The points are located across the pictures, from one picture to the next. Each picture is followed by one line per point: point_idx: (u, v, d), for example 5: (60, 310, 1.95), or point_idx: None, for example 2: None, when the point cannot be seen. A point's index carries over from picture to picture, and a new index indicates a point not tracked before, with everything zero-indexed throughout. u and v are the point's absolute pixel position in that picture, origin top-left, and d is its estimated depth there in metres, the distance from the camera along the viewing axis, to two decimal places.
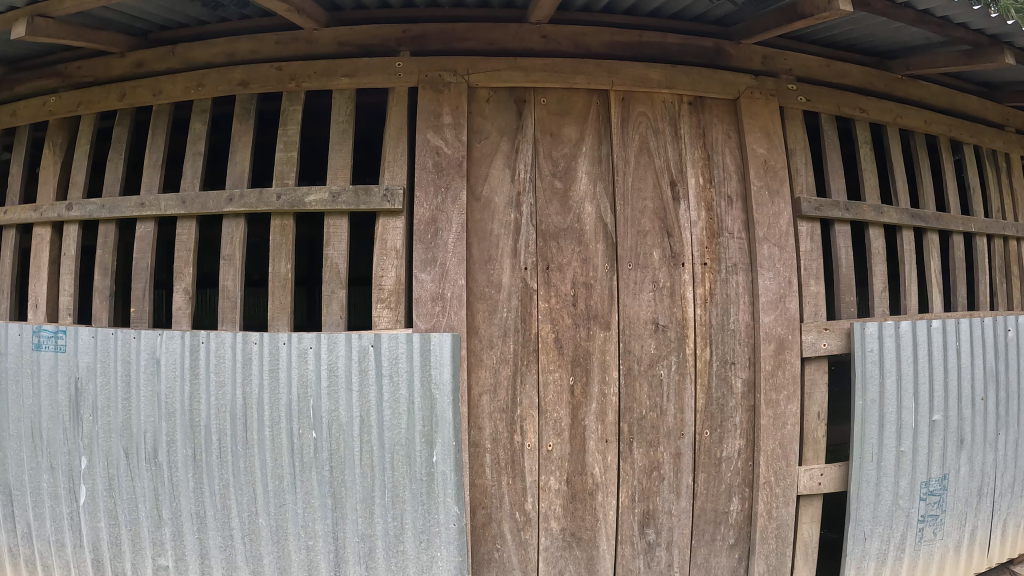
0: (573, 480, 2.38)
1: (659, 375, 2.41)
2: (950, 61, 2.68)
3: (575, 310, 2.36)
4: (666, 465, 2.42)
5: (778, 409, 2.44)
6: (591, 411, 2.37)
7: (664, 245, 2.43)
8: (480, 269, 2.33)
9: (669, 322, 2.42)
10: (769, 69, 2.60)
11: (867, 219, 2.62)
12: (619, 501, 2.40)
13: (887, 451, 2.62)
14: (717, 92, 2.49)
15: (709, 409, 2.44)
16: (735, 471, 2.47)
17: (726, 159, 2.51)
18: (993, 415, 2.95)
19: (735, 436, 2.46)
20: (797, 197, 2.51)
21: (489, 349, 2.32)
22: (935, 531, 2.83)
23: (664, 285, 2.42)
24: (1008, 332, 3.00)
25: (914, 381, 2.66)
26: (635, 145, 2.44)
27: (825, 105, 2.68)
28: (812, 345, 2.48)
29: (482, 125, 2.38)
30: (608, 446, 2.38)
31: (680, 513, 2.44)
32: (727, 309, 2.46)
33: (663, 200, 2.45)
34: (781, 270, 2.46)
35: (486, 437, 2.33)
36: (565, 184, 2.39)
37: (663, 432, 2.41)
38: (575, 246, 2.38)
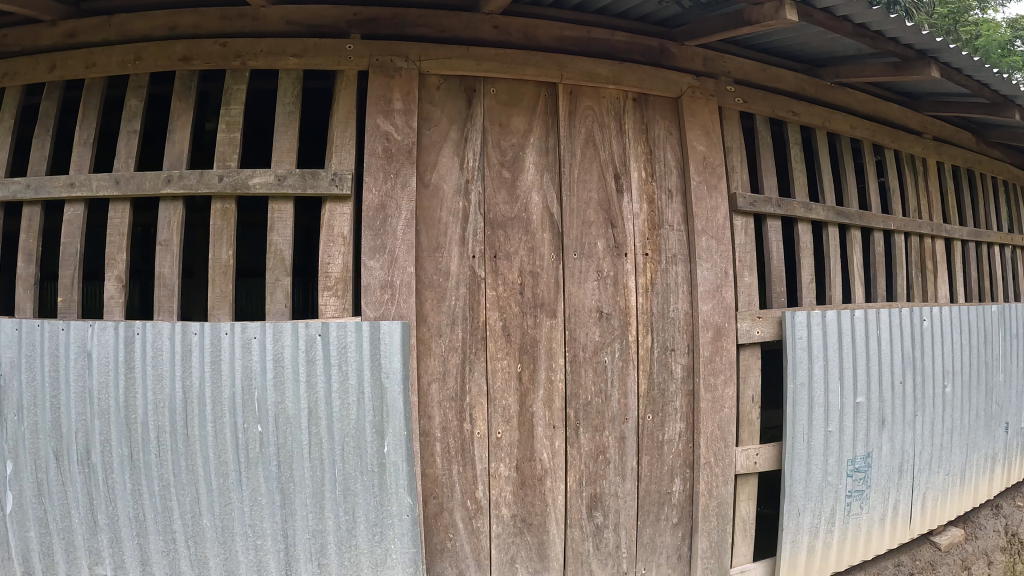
0: (522, 466, 2.42)
1: (603, 361, 2.48)
2: (879, 72, 2.89)
3: (523, 298, 2.41)
4: (612, 449, 2.50)
5: (716, 393, 2.55)
6: (540, 398, 2.43)
7: (609, 236, 2.51)
8: (428, 257, 2.35)
9: (612, 310, 2.50)
10: (710, 70, 2.72)
11: (797, 215, 2.76)
12: (567, 485, 2.46)
13: (817, 431, 2.77)
14: (660, 90, 2.59)
15: (651, 394, 2.53)
16: (677, 453, 2.56)
17: (668, 155, 2.62)
18: (911, 397, 3.16)
19: (676, 420, 2.56)
20: (732, 192, 2.64)
21: (438, 337, 2.34)
22: (861, 505, 3.00)
23: (607, 273, 2.50)
24: (924, 321, 3.22)
25: (840, 366, 2.82)
26: (581, 138, 2.52)
27: (760, 106, 2.82)
28: (747, 332, 2.61)
29: (432, 112, 2.41)
30: (555, 432, 2.44)
31: (626, 497, 2.52)
32: (668, 298, 2.56)
33: (608, 192, 2.53)
34: (718, 261, 2.58)
35: (436, 426, 2.35)
36: (513, 173, 2.45)
37: (609, 417, 2.49)
38: (522, 235, 2.43)
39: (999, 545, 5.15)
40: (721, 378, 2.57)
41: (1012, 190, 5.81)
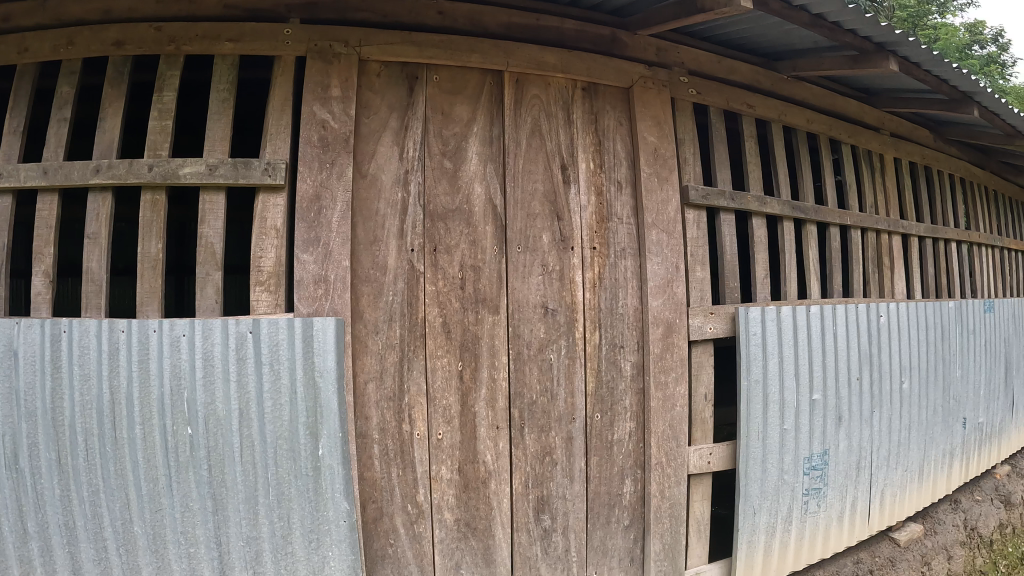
0: (465, 469, 2.33)
1: (549, 359, 2.41)
2: (837, 65, 2.84)
3: (464, 294, 2.33)
4: (559, 450, 2.42)
5: (668, 391, 2.49)
6: (482, 397, 2.34)
7: (554, 229, 2.43)
8: (364, 251, 2.25)
9: (558, 306, 2.42)
10: (663, 61, 2.66)
11: (751, 209, 2.72)
12: (512, 487, 2.37)
13: (772, 429, 2.72)
14: (612, 80, 2.52)
15: (600, 393, 2.46)
16: (627, 453, 2.50)
17: (618, 146, 2.54)
18: (868, 393, 3.13)
19: (625, 419, 2.49)
20: (684, 184, 2.58)
21: (375, 334, 2.25)
22: (819, 503, 2.96)
23: (552, 268, 2.42)
24: (880, 317, 3.20)
25: (795, 362, 2.77)
26: (527, 127, 2.43)
27: (714, 98, 2.77)
28: (699, 328, 2.56)
29: (371, 100, 2.31)
30: (499, 433, 2.35)
31: (575, 499, 2.44)
32: (616, 293, 2.49)
33: (554, 183, 2.45)
34: (669, 255, 2.52)
35: (374, 427, 2.25)
36: (455, 164, 2.36)
37: (555, 417, 2.41)
38: (463, 227, 2.34)
39: (958, 539, 5.23)
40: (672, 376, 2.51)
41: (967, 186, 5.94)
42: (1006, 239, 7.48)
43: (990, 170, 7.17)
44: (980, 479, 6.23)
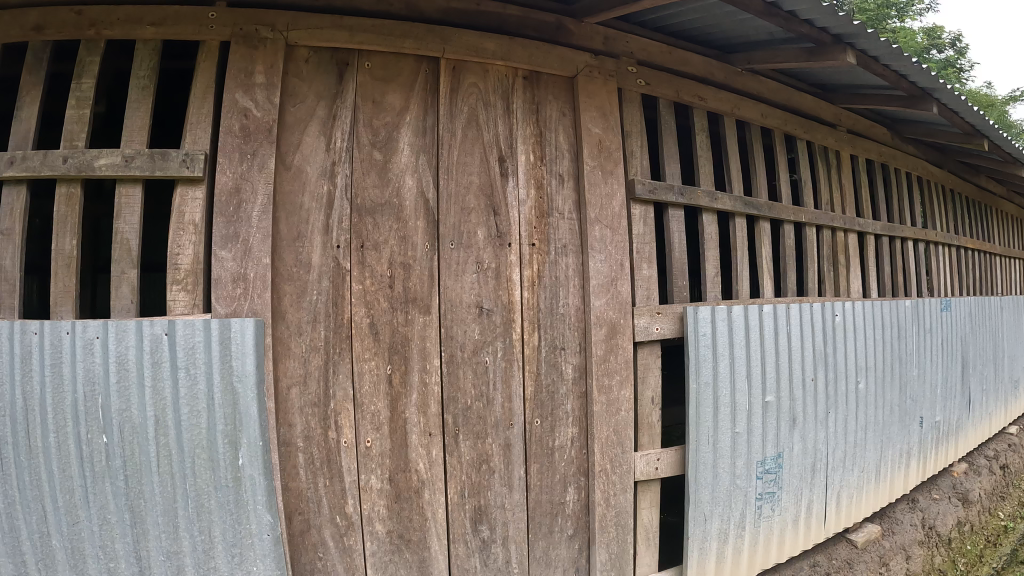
0: (396, 477, 2.24)
1: (484, 362, 2.33)
2: (793, 58, 2.81)
3: (392, 293, 2.24)
4: (496, 458, 2.34)
5: (612, 394, 2.43)
6: (412, 403, 2.25)
7: (490, 223, 2.35)
8: (287, 247, 2.15)
9: (493, 306, 2.34)
10: (611, 49, 2.57)
11: (701, 204, 2.70)
12: (448, 498, 2.29)
13: (723, 432, 2.65)
14: (556, 69, 2.43)
15: (539, 398, 2.39)
16: (569, 460, 2.44)
17: (560, 138, 2.47)
18: (823, 394, 3.10)
19: (567, 424, 2.43)
20: (631, 178, 2.54)
21: (298, 336, 2.15)
22: (773, 507, 2.89)
23: (487, 266, 2.34)
24: (835, 317, 3.17)
25: (747, 363, 2.71)
26: (464, 118, 2.35)
27: (664, 90, 2.72)
28: (645, 328, 2.51)
29: (298, 88, 2.20)
30: (432, 440, 2.27)
31: (514, 508, 2.37)
32: (557, 292, 2.42)
33: (490, 175, 2.37)
34: (612, 252, 2.46)
35: (298, 435, 2.15)
36: (385, 154, 2.26)
37: (491, 423, 2.33)
38: (393, 223, 2.25)
39: (916, 538, 5.30)
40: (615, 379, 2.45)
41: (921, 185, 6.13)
42: (963, 239, 7.63)
43: (945, 170, 7.27)
44: (938, 478, 6.29)
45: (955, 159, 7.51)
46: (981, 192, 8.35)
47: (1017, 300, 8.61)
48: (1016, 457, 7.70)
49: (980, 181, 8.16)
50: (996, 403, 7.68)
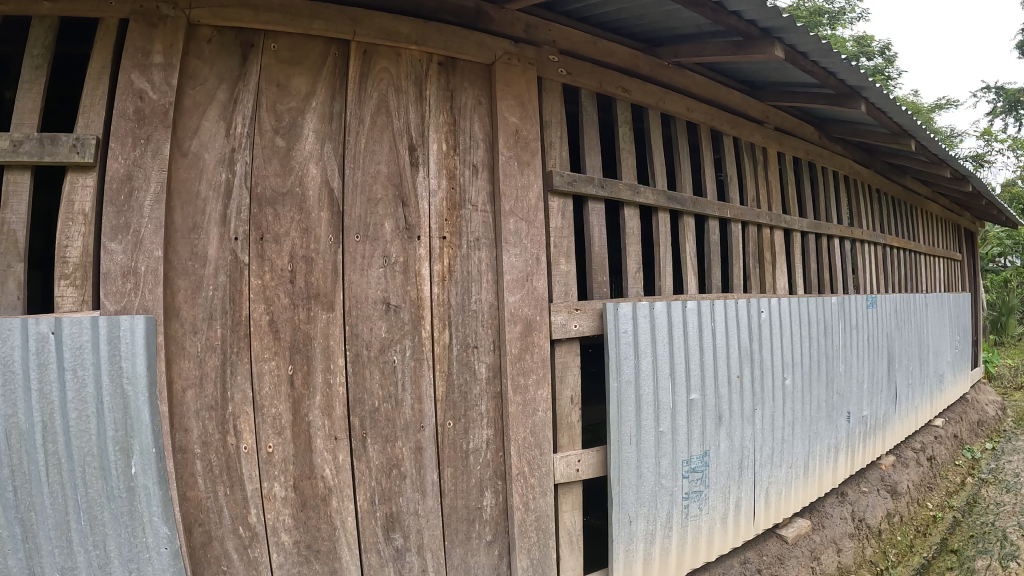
0: (302, 485, 2.56)
1: (391, 360, 2.72)
2: (723, 49, 3.31)
3: (294, 289, 2.57)
4: (406, 462, 2.74)
5: (529, 395, 2.91)
6: (315, 405, 2.59)
7: (396, 217, 2.76)
8: (183, 240, 2.39)
9: (400, 303, 2.74)
10: (531, 36, 3.01)
11: (619, 193, 3.45)
12: (358, 504, 2.65)
13: (646, 436, 3.45)
14: (478, 57, 2.87)
15: (453, 398, 2.83)
16: (485, 466, 2.90)
17: (475, 127, 2.94)
18: (746, 391, 4.20)
19: (481, 427, 2.89)
20: (549, 171, 3.03)
21: (193, 335, 2.42)
22: (697, 501, 3.82)
23: (394, 261, 2.74)
24: (758, 314, 4.33)
25: (667, 367, 3.56)
26: (373, 103, 2.72)
27: (585, 77, 3.30)
28: (562, 326, 3.05)
29: (199, 69, 2.46)
30: (337, 444, 2.62)
31: (428, 513, 2.78)
32: (468, 286, 2.88)
33: (399, 165, 2.78)
34: (528, 246, 2.92)
35: (195, 440, 2.41)
36: (286, 141, 2.59)
37: (400, 426, 2.73)
38: (294, 212, 2.57)
39: (847, 531, 5.60)
40: (532, 379, 2.93)
41: (825, 179, 6.70)
42: (889, 237, 7.97)
43: (872, 170, 7.71)
44: (867, 471, 6.60)
45: (882, 159, 7.87)
46: (908, 193, 8.59)
47: (943, 298, 9.02)
48: (945, 449, 8.02)
49: (905, 182, 8.51)
50: (923, 396, 8.00)
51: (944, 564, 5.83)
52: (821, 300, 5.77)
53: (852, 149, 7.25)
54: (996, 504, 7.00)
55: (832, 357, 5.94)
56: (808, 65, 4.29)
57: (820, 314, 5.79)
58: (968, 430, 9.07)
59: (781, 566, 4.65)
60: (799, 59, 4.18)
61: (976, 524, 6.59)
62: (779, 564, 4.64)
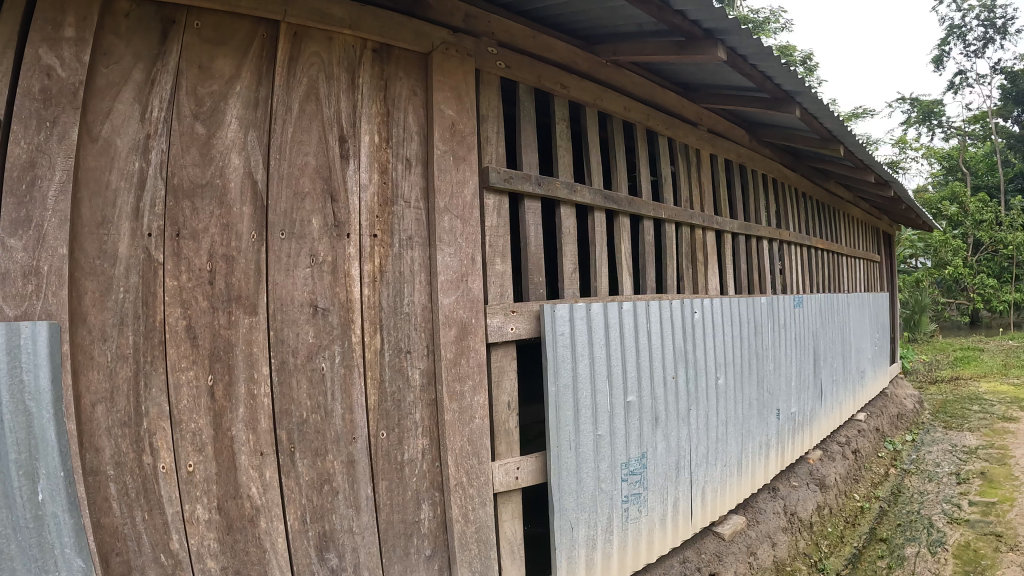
0: (227, 506, 2.56)
1: (319, 368, 2.82)
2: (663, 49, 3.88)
3: (212, 291, 2.56)
4: (338, 478, 2.86)
5: (465, 401, 3.24)
6: (239, 418, 2.60)
7: (324, 212, 2.87)
8: (90, 236, 2.31)
9: (328, 305, 2.86)
10: (469, 26, 3.37)
11: (557, 193, 3.94)
12: (289, 524, 2.71)
13: (582, 442, 3.90)
14: (416, 45, 3.16)
15: (385, 407, 3.03)
16: (421, 477, 3.16)
17: (409, 119, 3.21)
18: (678, 392, 4.81)
19: (415, 437, 3.14)
20: (485, 167, 3.42)
21: (103, 344, 2.32)
22: (637, 500, 4.36)
23: (323, 260, 2.86)
24: (693, 315, 5.02)
25: (601, 374, 4.03)
26: (302, 90, 2.83)
27: (520, 72, 3.79)
28: (497, 328, 3.42)
29: (115, 45, 2.39)
30: (263, 460, 2.65)
31: (361, 529, 2.94)
32: (401, 286, 3.12)
33: (329, 157, 2.91)
34: (460, 246, 3.24)
35: (107, 461, 2.31)
36: (208, 128, 2.58)
37: (331, 438, 2.85)
38: (215, 206, 2.58)
39: (780, 526, 5.74)
40: (468, 386, 3.26)
41: (757, 183, 6.94)
42: (813, 238, 8.31)
43: (798, 174, 8.02)
44: (796, 466, 6.81)
45: (808, 164, 8.16)
46: (830, 196, 8.95)
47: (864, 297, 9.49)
48: (867, 442, 8.37)
49: (828, 186, 8.86)
50: (846, 390, 8.32)
51: (875, 553, 5.90)
52: (752, 301, 5.94)
53: (780, 153, 7.48)
54: (918, 494, 7.24)
55: (763, 357, 6.10)
56: (747, 68, 4.34)
57: (751, 314, 5.96)
58: (889, 424, 9.49)
59: (718, 562, 4.94)
60: (739, 63, 4.25)
61: (902, 513, 6.74)
62: (718, 561, 4.94)
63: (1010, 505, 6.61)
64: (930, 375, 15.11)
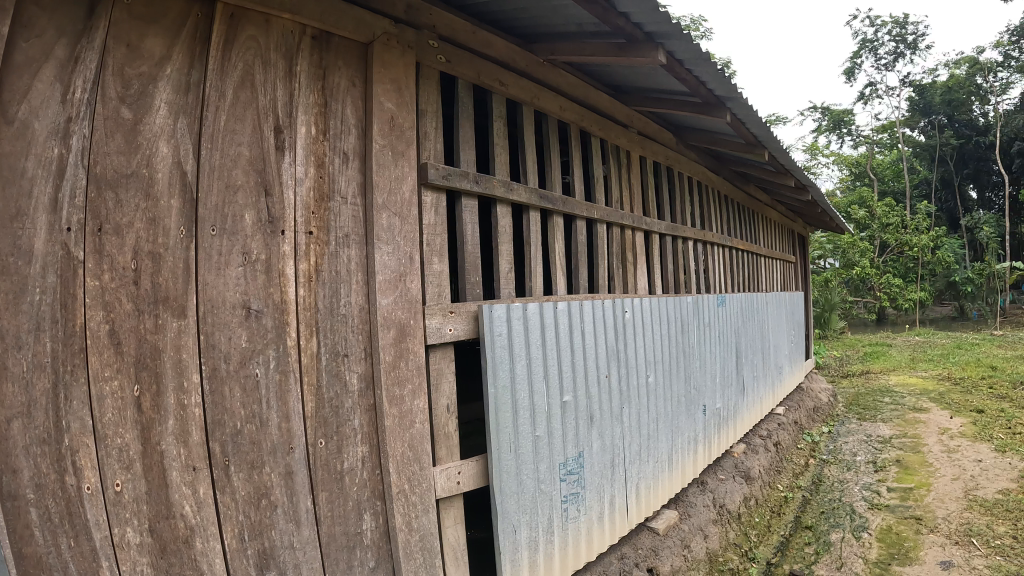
0: (160, 528, 2.34)
1: (253, 374, 2.64)
2: (606, 52, 3.96)
3: (137, 292, 2.32)
4: (276, 491, 2.68)
5: (404, 405, 3.14)
6: (168, 430, 2.38)
7: (258, 207, 2.69)
8: (2, 230, 2.04)
9: (262, 308, 2.68)
10: (411, 18, 3.27)
11: (493, 192, 3.88)
12: (226, 543, 2.51)
13: (523, 444, 3.84)
14: (356, 35, 3.02)
15: (324, 414, 2.88)
16: (362, 486, 3.03)
17: (348, 110, 3.05)
18: (611, 390, 4.84)
19: (355, 444, 3.00)
20: (423, 163, 3.33)
21: (17, 352, 2.05)
22: (576, 500, 4.34)
23: (256, 258, 2.67)
24: (624, 315, 5.07)
25: (537, 374, 3.99)
26: (236, 76, 2.63)
27: (460, 68, 3.69)
28: (435, 329, 3.34)
29: (36, 16, 2.11)
30: (197, 476, 2.44)
31: (303, 545, 2.77)
32: (337, 286, 2.96)
33: (263, 148, 2.72)
34: (397, 243, 3.15)
35: (26, 484, 2.05)
36: (135, 113, 2.35)
37: (267, 450, 2.66)
38: (141, 198, 2.35)
39: (710, 518, 5.89)
40: (407, 390, 3.17)
41: (683, 185, 7.10)
42: (734, 239, 8.62)
43: (721, 176, 8.27)
44: (721, 460, 7.03)
45: (731, 168, 8.44)
46: (749, 199, 9.32)
47: (780, 296, 9.92)
48: (786, 434, 8.73)
49: (748, 190, 9.21)
50: (765, 384, 8.67)
51: (801, 540, 6.13)
52: (678, 300, 6.06)
53: (704, 157, 7.69)
54: (839, 482, 7.61)
55: (689, 354, 6.24)
56: (683, 72, 4.39)
57: (678, 313, 6.09)
58: (806, 416, 9.98)
59: (655, 557, 4.99)
60: (676, 68, 4.30)
61: (824, 501, 7.07)
62: (655, 557, 5.00)
63: (927, 490, 7.03)
64: (841, 369, 16.03)
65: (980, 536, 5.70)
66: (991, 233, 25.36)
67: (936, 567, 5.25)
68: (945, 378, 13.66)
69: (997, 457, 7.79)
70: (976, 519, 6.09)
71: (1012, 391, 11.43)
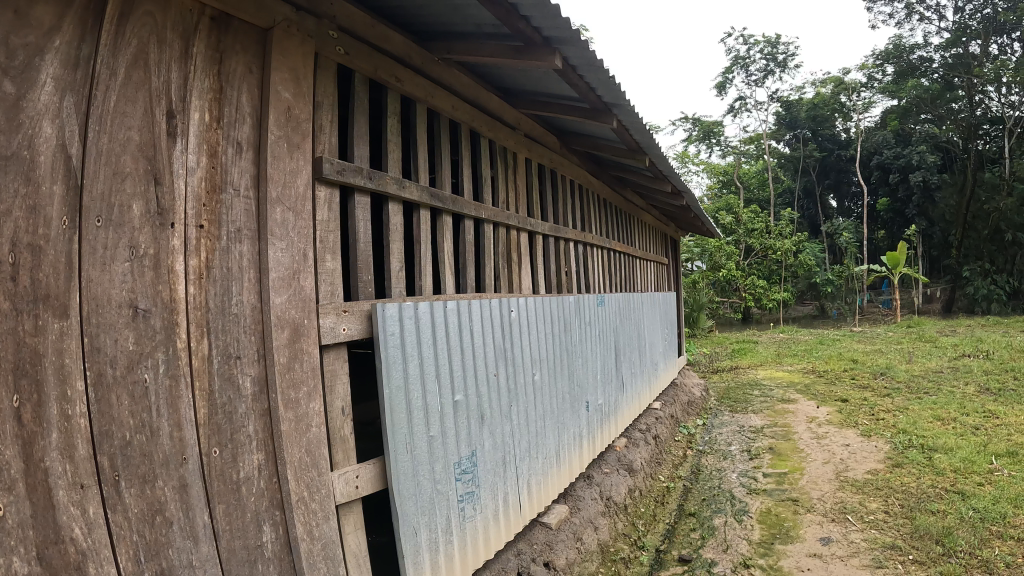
0: (49, 555, 2.07)
1: (142, 380, 2.40)
2: (503, 53, 3.96)
3: (15, 289, 2.04)
4: (171, 507, 2.47)
5: (300, 409, 3.01)
6: (53, 445, 2.11)
7: (148, 196, 2.45)
8: None
9: (150, 307, 2.44)
10: (312, 7, 3.14)
11: (386, 188, 3.79)
12: (121, 567, 2.27)
13: (419, 444, 3.79)
14: (257, 19, 2.84)
15: (217, 421, 2.69)
16: (261, 496, 2.85)
17: (243, 98, 2.87)
18: (501, 389, 4.89)
19: (249, 452, 2.82)
20: (317, 156, 3.19)
21: None
22: (471, 499, 4.34)
23: (144, 252, 2.43)
24: (510, 314, 5.14)
25: (428, 374, 3.95)
26: (130, 53, 2.38)
27: (359, 61, 3.58)
28: (330, 329, 3.23)
29: None
30: (87, 494, 2.18)
31: (202, 562, 2.57)
32: (229, 284, 2.77)
33: (155, 134, 2.49)
34: (291, 239, 3.00)
35: None
36: (18, 88, 2.07)
37: (159, 463, 2.44)
38: (22, 183, 2.07)
39: (599, 509, 6.11)
40: (302, 392, 3.04)
41: (565, 188, 7.32)
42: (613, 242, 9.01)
43: (602, 181, 8.61)
44: (606, 454, 7.32)
45: (608, 172, 8.79)
46: (625, 203, 9.76)
47: (654, 296, 10.48)
48: (663, 427, 9.23)
49: (625, 194, 9.65)
50: (641, 379, 9.12)
51: (688, 526, 6.50)
52: (561, 300, 6.23)
53: (585, 161, 7.96)
54: (716, 471, 8.16)
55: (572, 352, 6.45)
56: (575, 79, 4.50)
57: (561, 312, 6.26)
58: (681, 410, 10.63)
59: (550, 550, 5.10)
60: (570, 74, 4.40)
61: (705, 489, 7.54)
62: (549, 550, 5.10)
63: (799, 474, 7.70)
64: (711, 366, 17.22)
65: (855, 513, 6.34)
66: (851, 238, 28.27)
67: (817, 543, 5.76)
68: (807, 372, 15.05)
69: (863, 441, 8.69)
70: (850, 498, 6.76)
71: (871, 382, 12.76)
